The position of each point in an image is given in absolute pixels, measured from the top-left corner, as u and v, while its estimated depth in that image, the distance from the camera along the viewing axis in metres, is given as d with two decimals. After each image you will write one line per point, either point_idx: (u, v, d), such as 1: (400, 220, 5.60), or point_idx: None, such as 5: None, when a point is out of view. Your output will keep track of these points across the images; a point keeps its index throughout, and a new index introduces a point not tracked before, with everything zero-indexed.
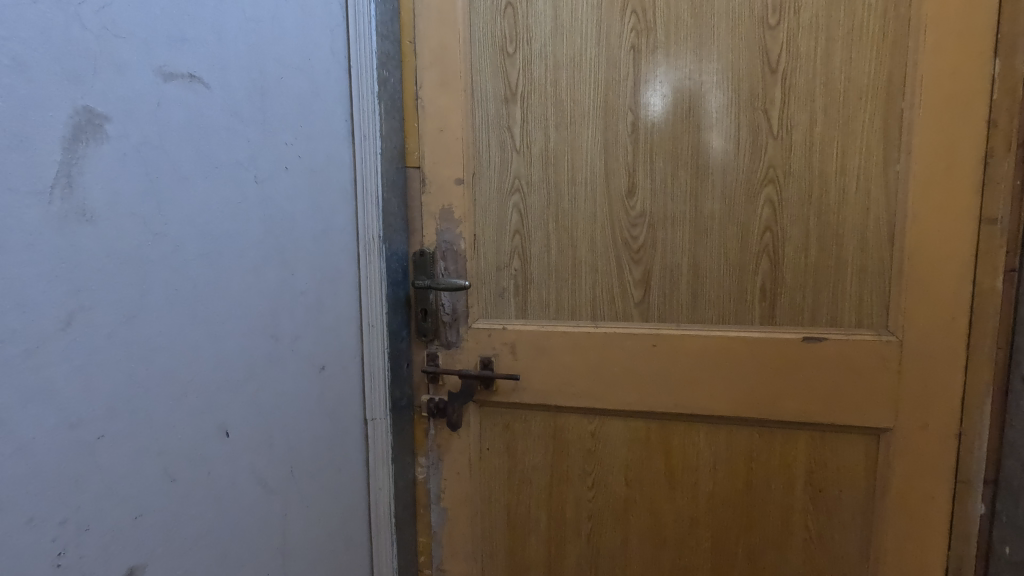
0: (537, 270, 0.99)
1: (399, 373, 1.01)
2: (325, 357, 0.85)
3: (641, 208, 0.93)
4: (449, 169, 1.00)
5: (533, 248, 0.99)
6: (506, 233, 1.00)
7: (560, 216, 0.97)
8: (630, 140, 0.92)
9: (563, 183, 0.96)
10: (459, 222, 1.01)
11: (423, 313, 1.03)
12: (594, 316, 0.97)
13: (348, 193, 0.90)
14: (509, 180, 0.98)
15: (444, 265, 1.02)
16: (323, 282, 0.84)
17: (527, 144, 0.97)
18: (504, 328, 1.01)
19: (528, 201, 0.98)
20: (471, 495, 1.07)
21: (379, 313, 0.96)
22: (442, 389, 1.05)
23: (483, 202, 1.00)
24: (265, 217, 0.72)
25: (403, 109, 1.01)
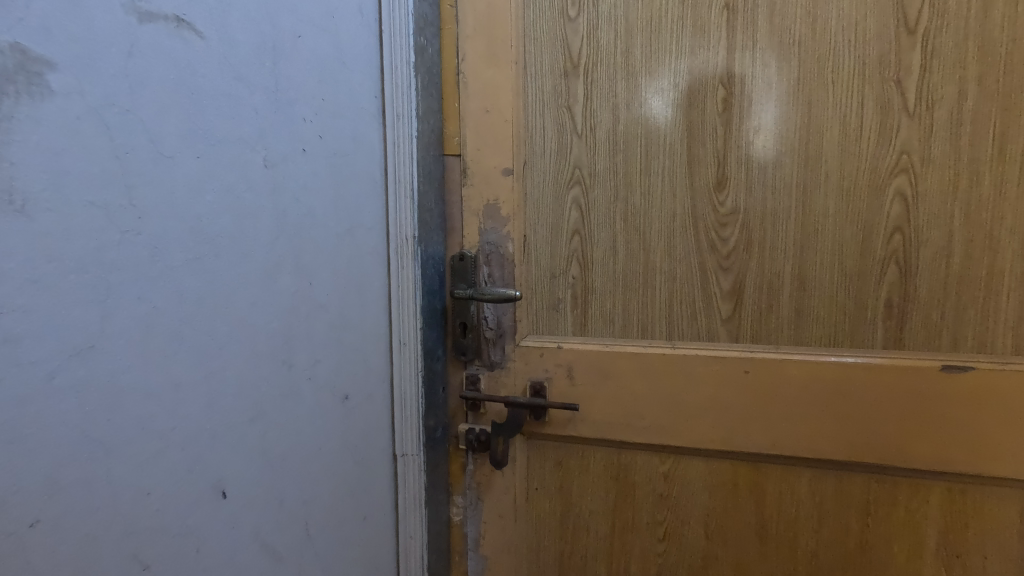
0: (600, 278, 0.82)
1: (434, 400, 0.86)
2: (349, 384, 0.70)
3: (733, 205, 0.76)
4: (496, 158, 0.84)
5: (595, 252, 0.82)
6: (562, 234, 0.83)
7: (629, 214, 0.80)
8: (721, 121, 0.76)
9: (634, 173, 0.80)
10: (506, 220, 0.85)
11: (463, 328, 0.87)
12: (670, 335, 0.81)
13: (375, 185, 0.75)
14: (568, 171, 0.82)
15: (488, 271, 0.86)
16: (348, 293, 0.69)
17: (590, 126, 0.81)
18: (559, 348, 0.84)
19: (590, 196, 0.82)
20: (516, 542, 0.90)
21: (413, 328, 0.80)
22: (484, 417, 0.89)
23: (536, 196, 0.84)
24: (277, 212, 0.56)
25: (442, 86, 0.85)
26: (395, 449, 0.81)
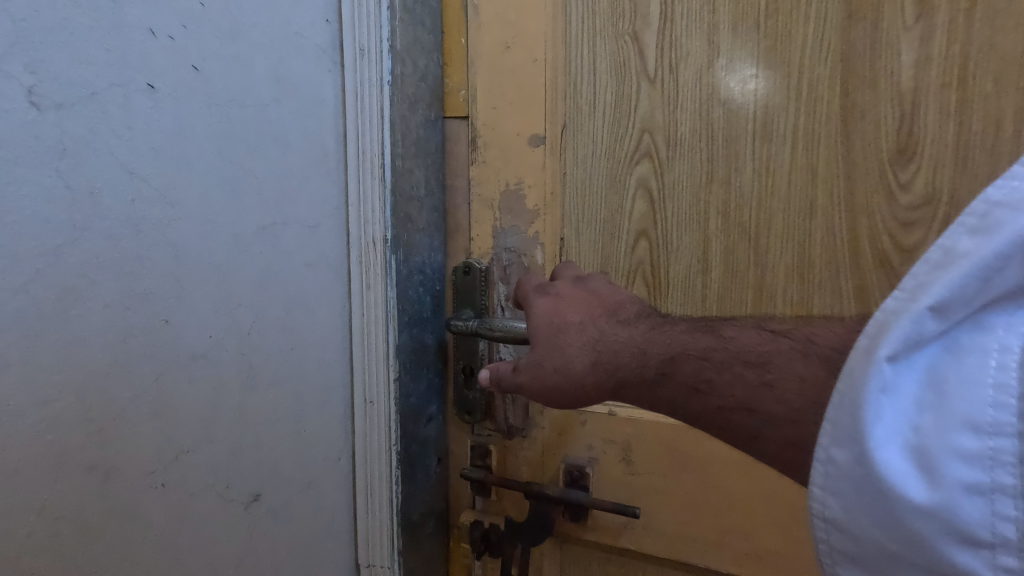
0: (680, 308, 0.52)
1: (421, 484, 0.58)
2: (261, 477, 0.44)
3: (925, 191, 0.44)
4: (519, 120, 0.56)
5: (670, 268, 0.52)
6: (620, 237, 0.54)
7: (731, 207, 0.50)
8: (907, 42, 0.43)
9: (741, 139, 0.49)
10: (533, 215, 0.56)
11: (467, 375, 0.59)
12: None
13: (321, 160, 0.48)
14: (632, 137, 0.52)
15: (506, 292, 0.57)
16: (255, 334, 0.43)
17: (670, 64, 0.51)
18: (611, 415, 0.55)
19: (668, 178, 0.52)
20: None
21: (385, 382, 0.53)
22: (496, 506, 0.61)
23: (581, 178, 0.54)
24: (85, 200, 0.31)
25: (443, 14, 0.57)
26: (356, 554, 0.56)
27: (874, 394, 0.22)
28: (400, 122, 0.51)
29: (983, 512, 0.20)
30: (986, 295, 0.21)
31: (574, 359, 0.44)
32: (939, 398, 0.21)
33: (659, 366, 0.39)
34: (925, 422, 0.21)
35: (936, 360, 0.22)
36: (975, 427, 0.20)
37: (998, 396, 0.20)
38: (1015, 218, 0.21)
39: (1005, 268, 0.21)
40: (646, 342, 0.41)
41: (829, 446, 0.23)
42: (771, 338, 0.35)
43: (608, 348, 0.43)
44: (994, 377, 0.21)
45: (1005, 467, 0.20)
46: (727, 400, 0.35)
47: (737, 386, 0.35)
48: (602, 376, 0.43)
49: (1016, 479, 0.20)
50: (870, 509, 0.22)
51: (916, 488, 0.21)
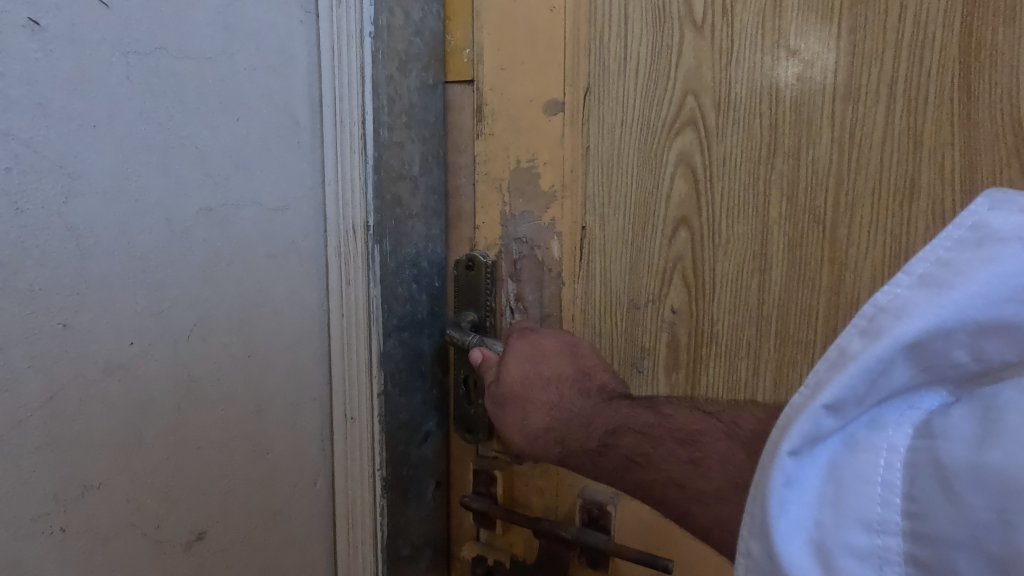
0: (722, 316, 0.46)
1: (414, 511, 0.51)
2: (210, 510, 0.37)
3: None
4: (531, 86, 0.49)
5: (716, 265, 0.46)
6: (656, 226, 0.47)
7: (799, 184, 0.43)
8: None
9: (798, 104, 0.42)
10: (549, 198, 0.50)
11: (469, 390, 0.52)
12: None
13: (290, 132, 0.40)
14: (672, 102, 0.45)
15: (515, 287, 0.52)
16: (197, 342, 0.35)
17: (722, 6, 0.43)
18: None
19: (715, 150, 0.45)
20: None
21: (367, 394, 0.45)
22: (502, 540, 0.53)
23: (610, 152, 0.47)
24: None
25: None
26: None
27: (777, 488, 0.20)
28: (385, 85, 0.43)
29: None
30: (875, 390, 0.21)
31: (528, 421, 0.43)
32: (837, 497, 0.20)
33: (603, 439, 0.39)
34: (825, 520, 0.20)
35: (830, 454, 0.21)
36: (866, 524, 0.19)
37: (886, 497, 0.19)
38: (900, 324, 0.20)
39: (889, 371, 0.21)
40: (594, 413, 0.41)
41: (745, 540, 0.21)
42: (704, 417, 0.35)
43: (561, 415, 0.42)
44: (882, 476, 0.20)
45: (893, 567, 0.19)
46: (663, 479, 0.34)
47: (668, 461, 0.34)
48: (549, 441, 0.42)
49: None
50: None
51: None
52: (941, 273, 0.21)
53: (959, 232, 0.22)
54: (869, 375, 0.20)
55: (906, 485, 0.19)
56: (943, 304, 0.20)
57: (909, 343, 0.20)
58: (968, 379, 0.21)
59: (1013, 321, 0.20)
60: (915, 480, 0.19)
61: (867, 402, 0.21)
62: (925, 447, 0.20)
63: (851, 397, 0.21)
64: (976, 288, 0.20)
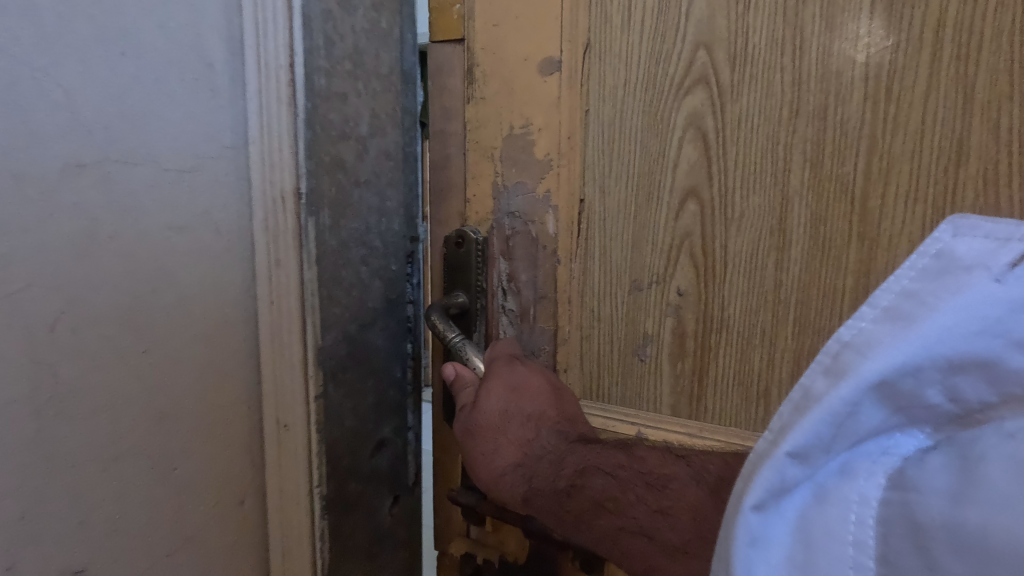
0: (729, 297, 0.54)
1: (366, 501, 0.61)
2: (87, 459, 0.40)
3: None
4: (526, 45, 0.59)
5: (725, 242, 0.54)
6: (663, 200, 0.55)
7: (825, 147, 0.48)
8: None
9: (810, 61, 0.48)
10: (545, 167, 0.60)
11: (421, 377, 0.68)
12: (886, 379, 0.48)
13: (202, 80, 0.45)
14: (683, 57, 0.52)
15: (506, 267, 0.64)
16: (25, 296, 0.36)
17: None
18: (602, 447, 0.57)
19: (729, 109, 0.51)
20: None
21: (304, 400, 0.53)
22: (493, 539, 0.75)
23: (608, 119, 0.56)
24: None
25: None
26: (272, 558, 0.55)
27: (743, 547, 0.31)
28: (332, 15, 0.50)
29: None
30: (842, 438, 0.32)
31: (506, 452, 0.59)
32: (807, 553, 0.31)
33: (571, 479, 0.56)
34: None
35: (800, 499, 0.33)
36: None
37: (852, 548, 0.31)
38: (857, 360, 0.32)
39: (857, 411, 0.32)
40: (561, 454, 0.57)
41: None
42: (671, 466, 0.54)
43: (531, 454, 0.58)
44: (853, 535, 0.31)
45: None
46: (630, 524, 0.54)
47: (639, 507, 0.54)
48: (519, 476, 0.58)
49: None
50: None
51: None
52: (900, 309, 0.33)
53: (925, 259, 0.34)
54: (836, 424, 0.32)
55: (880, 547, 0.30)
56: (911, 340, 0.31)
57: (876, 378, 0.31)
58: (943, 416, 0.32)
59: (984, 357, 0.31)
60: (891, 539, 0.30)
61: (834, 449, 0.32)
62: (897, 503, 0.31)
63: (819, 448, 0.32)
64: (932, 330, 0.31)
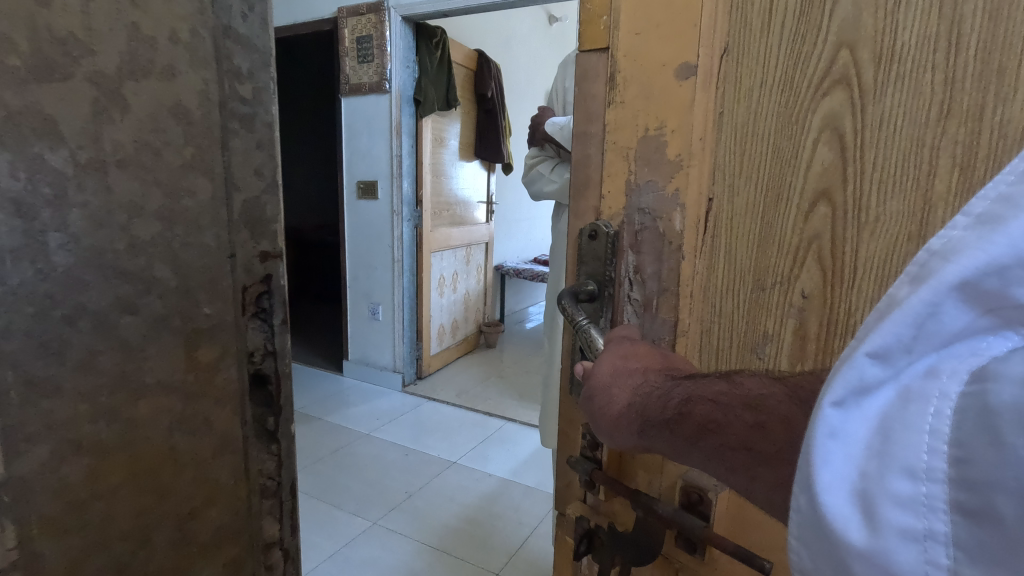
0: (857, 304, 0.51)
1: (269, 506, 0.73)
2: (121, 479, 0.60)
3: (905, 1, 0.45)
4: (665, 51, 0.56)
5: (858, 247, 0.50)
6: (793, 201, 0.53)
7: (978, 151, 0.43)
8: None
9: (965, 61, 0.43)
10: (674, 166, 0.58)
11: (266, 408, 0.71)
12: (835, 303, 0.52)
13: None
14: (824, 55, 0.49)
15: (634, 259, 0.62)
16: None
17: None
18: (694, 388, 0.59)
19: (870, 110, 0.48)
20: None
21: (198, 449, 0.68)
22: (606, 507, 0.71)
23: (748, 116, 0.54)
24: None
25: None
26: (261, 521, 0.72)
27: (822, 438, 0.29)
28: (240, 24, 0.62)
29: (918, 556, 0.26)
30: (925, 337, 0.28)
31: (618, 397, 0.53)
32: (884, 445, 0.28)
33: (677, 407, 0.48)
34: (870, 468, 0.28)
35: (883, 400, 0.29)
36: (913, 474, 0.27)
37: (932, 443, 0.26)
38: (944, 268, 0.27)
39: (934, 316, 0.27)
40: (670, 388, 0.49)
41: (796, 496, 0.30)
42: (770, 385, 0.43)
43: (643, 393, 0.52)
44: (930, 424, 0.27)
45: (936, 513, 0.26)
46: (731, 440, 0.43)
47: (738, 426, 0.43)
48: (633, 417, 0.51)
49: (946, 528, 0.25)
50: (825, 558, 0.29)
51: (860, 531, 0.27)
52: (998, 212, 0.26)
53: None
54: (916, 322, 0.28)
55: (953, 431, 0.26)
56: (995, 240, 0.26)
57: (957, 280, 0.26)
58: None
59: None
60: (961, 425, 0.25)
61: (917, 350, 0.28)
62: (973, 394, 0.25)
63: (899, 347, 0.28)
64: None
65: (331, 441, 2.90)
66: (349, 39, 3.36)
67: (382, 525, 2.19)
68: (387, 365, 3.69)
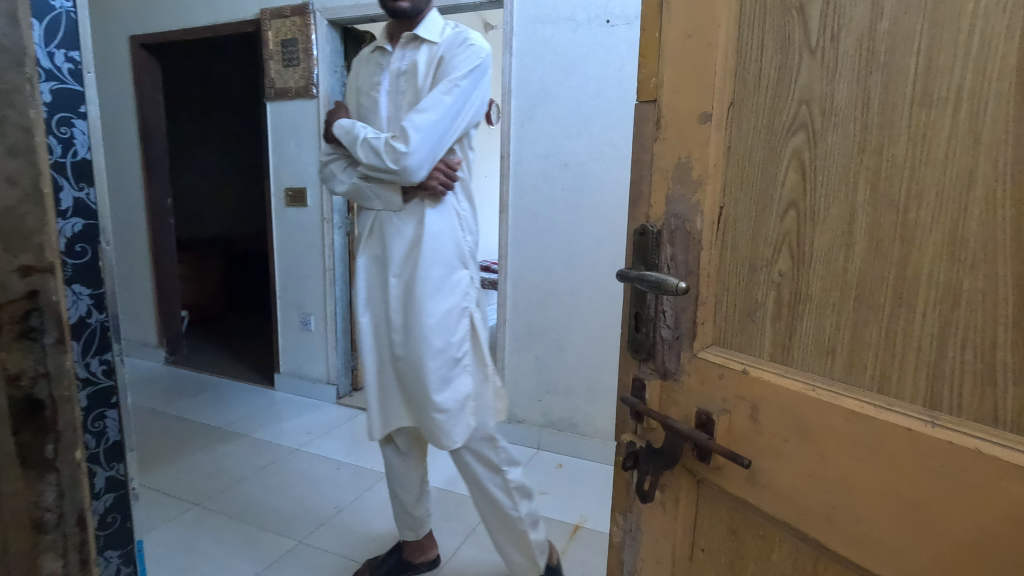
0: (814, 279, 0.68)
1: (52, 540, 0.51)
2: None
3: (825, 66, 0.65)
4: (690, 102, 0.76)
5: (813, 240, 0.68)
6: (773, 208, 0.71)
7: (881, 175, 0.61)
8: (820, 22, 0.65)
9: (874, 113, 0.61)
10: (697, 184, 0.76)
11: (41, 434, 0.48)
12: (800, 282, 0.69)
13: None
14: (792, 110, 0.68)
15: (672, 251, 0.80)
16: None
17: (832, 39, 0.64)
18: (746, 371, 0.73)
19: (820, 147, 0.66)
20: (675, 532, 0.86)
21: None
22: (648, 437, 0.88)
23: (744, 146, 0.73)
24: None
25: (647, 14, 0.80)
26: None
27: None
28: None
29: None
30: None
31: None
32: None
33: None
34: None
35: None
36: None
37: None
38: None
39: None
40: None
41: None
42: None
43: None
44: None
45: None
46: None
47: None
48: None
49: None
50: None
51: None
52: None
53: None
54: None
55: None
56: None
57: None
58: None
59: None
60: None
61: None
62: None
63: None
64: None
65: (213, 460, 2.85)
66: (275, 43, 3.37)
67: (308, 544, 2.21)
68: (323, 375, 3.65)
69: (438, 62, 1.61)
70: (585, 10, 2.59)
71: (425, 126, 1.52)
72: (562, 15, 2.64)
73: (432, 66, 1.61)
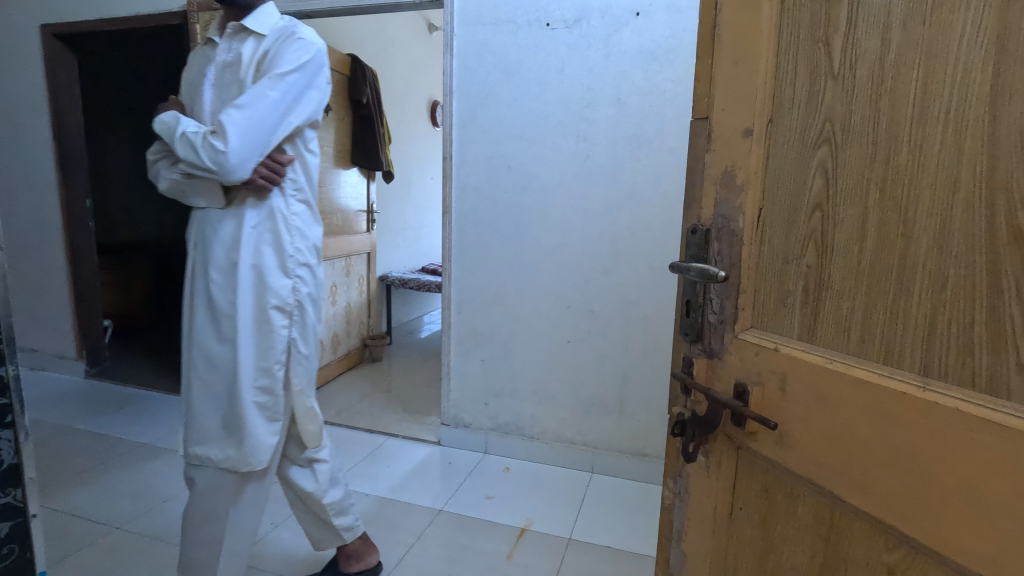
0: (834, 270, 0.80)
1: None
2: None
3: (843, 91, 0.78)
4: (738, 120, 0.88)
5: (832, 236, 0.80)
6: (803, 209, 0.83)
7: (887, 181, 0.73)
8: (841, 53, 0.78)
9: (881, 129, 0.73)
10: (740, 189, 0.89)
11: None
12: (822, 272, 0.81)
13: None
14: (820, 127, 0.81)
15: (718, 247, 0.92)
16: None
17: (850, 70, 0.77)
18: (778, 349, 0.86)
19: (840, 158, 0.78)
20: (719, 490, 0.99)
21: None
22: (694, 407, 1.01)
23: (781, 158, 0.86)
24: None
25: (700, 44, 0.93)
26: None
27: None
28: None
29: None
30: None
31: None
32: None
33: None
34: None
35: None
36: None
37: None
38: None
39: None
40: None
41: None
42: None
43: None
44: None
45: None
46: None
47: None
48: None
49: None
50: None
51: None
52: None
53: None
54: None
55: None
56: None
57: None
58: None
59: None
60: None
61: None
62: None
63: None
64: None
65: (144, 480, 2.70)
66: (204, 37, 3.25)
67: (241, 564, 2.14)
68: None
69: (261, 59, 1.56)
70: (525, 12, 2.67)
71: (243, 124, 1.45)
72: (505, 18, 2.71)
73: (258, 62, 1.56)
